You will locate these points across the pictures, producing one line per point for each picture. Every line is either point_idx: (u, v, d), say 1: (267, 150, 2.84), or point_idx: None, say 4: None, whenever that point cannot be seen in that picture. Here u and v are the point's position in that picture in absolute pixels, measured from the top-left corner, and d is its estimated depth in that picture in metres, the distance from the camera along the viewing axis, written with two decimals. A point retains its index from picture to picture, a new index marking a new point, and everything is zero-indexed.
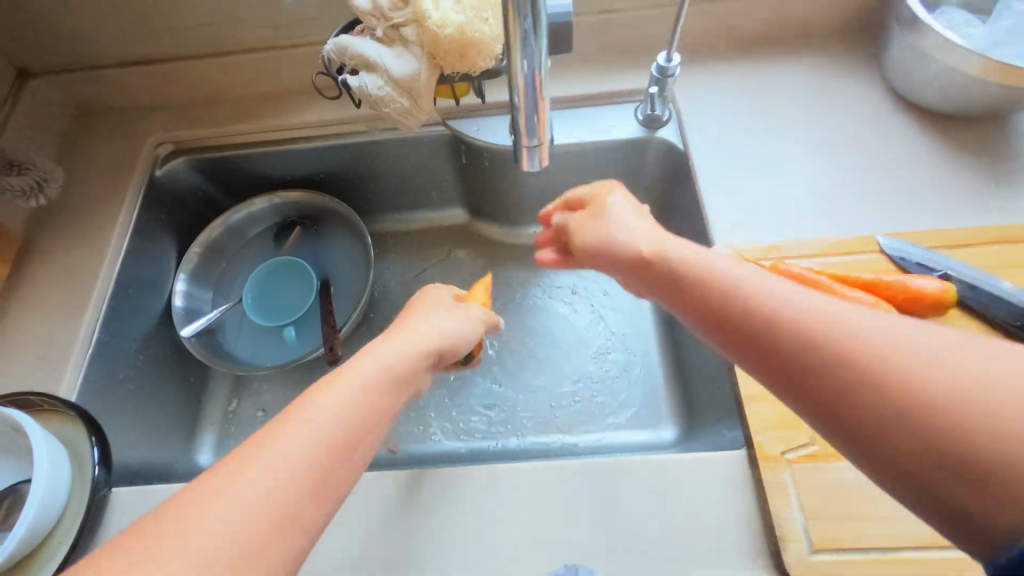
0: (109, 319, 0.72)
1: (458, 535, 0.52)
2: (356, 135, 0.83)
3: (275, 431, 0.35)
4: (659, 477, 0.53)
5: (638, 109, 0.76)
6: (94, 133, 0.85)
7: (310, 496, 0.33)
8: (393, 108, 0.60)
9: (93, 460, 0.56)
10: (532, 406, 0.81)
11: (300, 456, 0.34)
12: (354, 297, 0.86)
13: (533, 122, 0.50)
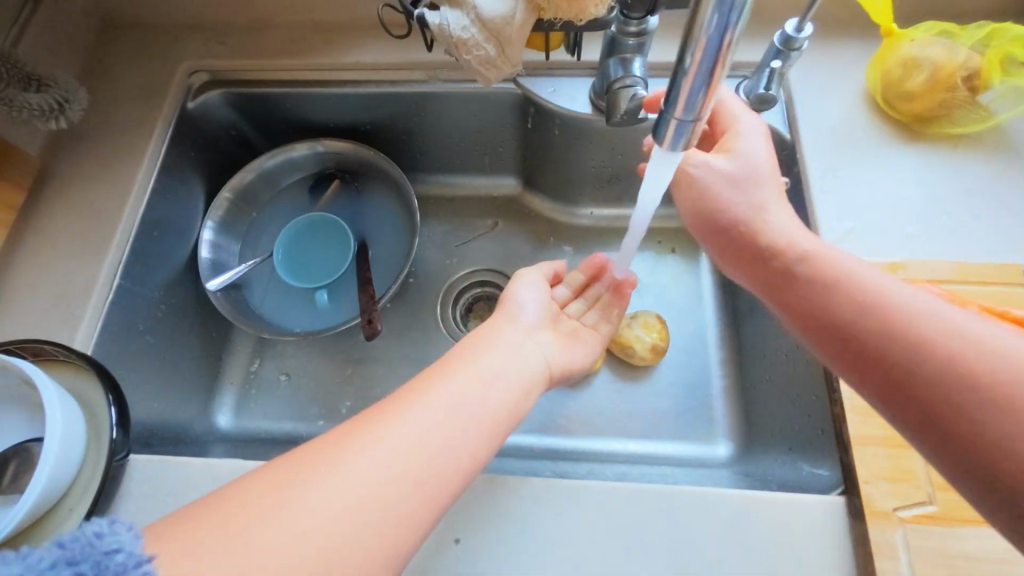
0: (131, 264, 0.65)
1: (509, 553, 0.47)
2: (413, 85, 0.73)
3: (352, 437, 0.40)
4: (740, 516, 0.47)
5: (743, 86, 0.64)
6: (121, 51, 0.76)
7: (360, 524, 0.36)
8: (475, 56, 0.51)
9: (110, 420, 0.50)
10: (574, 402, 0.74)
11: (360, 478, 0.38)
12: (394, 266, 0.78)
13: (696, 92, 0.30)
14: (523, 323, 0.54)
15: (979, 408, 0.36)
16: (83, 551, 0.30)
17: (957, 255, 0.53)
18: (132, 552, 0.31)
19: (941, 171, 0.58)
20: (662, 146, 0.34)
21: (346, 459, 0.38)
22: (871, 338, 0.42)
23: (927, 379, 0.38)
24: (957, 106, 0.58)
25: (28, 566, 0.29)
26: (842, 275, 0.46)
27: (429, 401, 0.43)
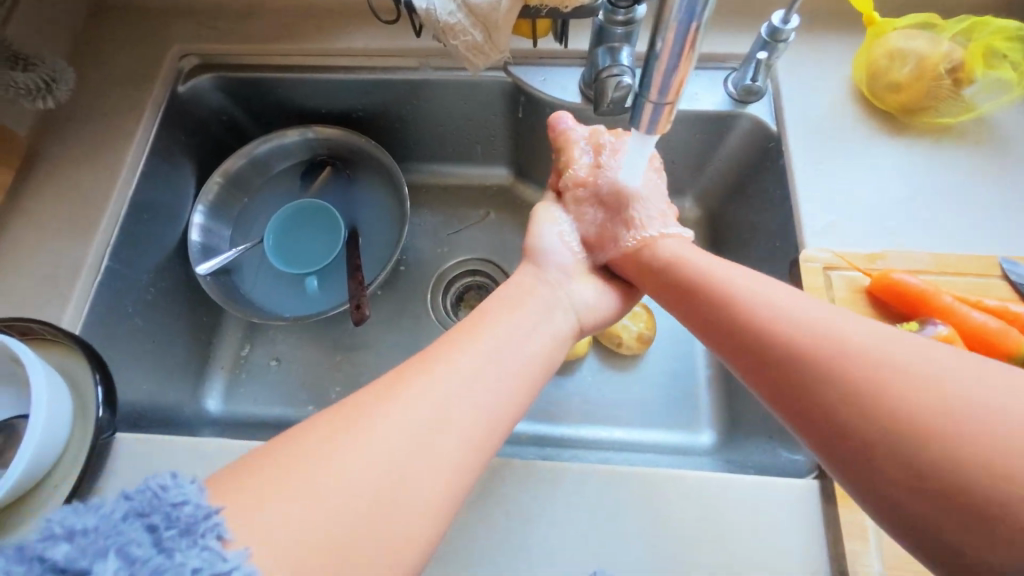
0: (120, 247, 0.65)
1: (491, 534, 0.48)
2: (405, 72, 0.74)
3: (348, 431, 0.37)
4: (716, 498, 0.48)
5: (730, 78, 0.65)
6: (111, 34, 0.75)
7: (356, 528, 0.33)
8: (462, 41, 0.52)
9: (96, 399, 0.50)
10: (561, 391, 0.75)
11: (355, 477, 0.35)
12: (384, 254, 0.79)
13: (669, 74, 0.31)
14: (548, 270, 0.57)
15: (903, 468, 0.32)
16: (151, 503, 0.30)
17: (937, 247, 0.54)
18: (199, 505, 0.31)
19: (924, 164, 0.58)
20: (639, 129, 0.35)
21: (366, 440, 0.36)
22: (793, 365, 0.38)
23: (847, 418, 0.34)
24: (941, 98, 0.58)
25: (103, 519, 0.29)
26: (768, 306, 0.43)
27: (451, 377, 0.42)
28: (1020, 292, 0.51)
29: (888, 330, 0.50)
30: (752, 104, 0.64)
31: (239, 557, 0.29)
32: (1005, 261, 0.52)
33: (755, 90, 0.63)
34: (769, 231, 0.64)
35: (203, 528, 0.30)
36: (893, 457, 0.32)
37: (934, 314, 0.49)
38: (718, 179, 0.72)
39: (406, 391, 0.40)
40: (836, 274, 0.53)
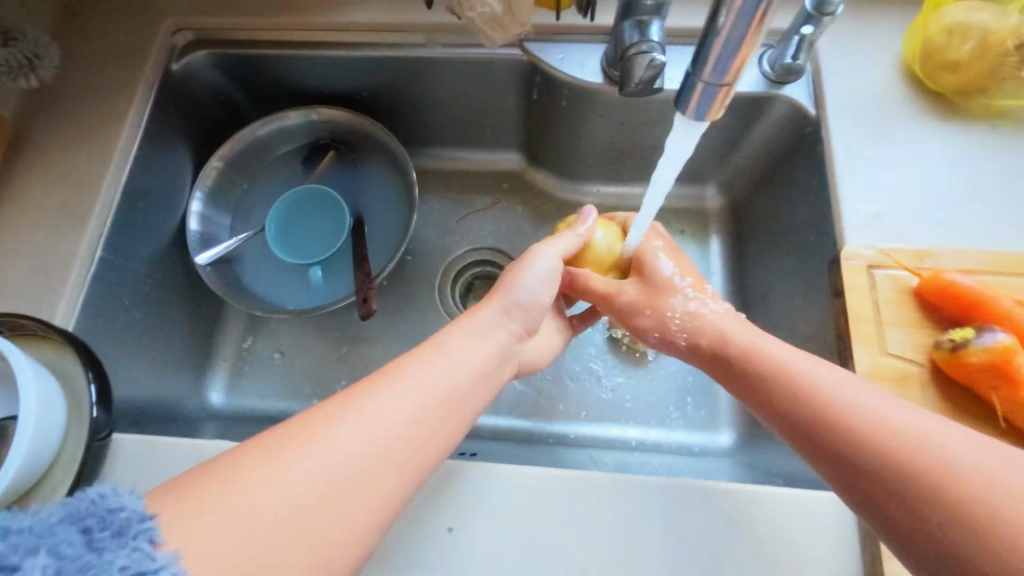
0: (115, 236, 0.62)
1: (508, 547, 0.45)
2: (413, 49, 0.69)
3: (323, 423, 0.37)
4: (745, 511, 0.45)
5: (767, 55, 0.60)
6: (101, 6, 0.71)
7: (314, 512, 0.33)
8: (479, 13, 0.47)
9: (90, 399, 0.48)
10: (575, 386, 0.71)
11: (311, 472, 0.34)
12: (391, 242, 0.75)
13: (731, 49, 0.28)
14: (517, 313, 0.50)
15: (926, 531, 0.33)
16: (87, 509, 0.30)
17: (991, 244, 0.50)
18: (135, 509, 0.31)
19: (977, 152, 0.54)
20: (683, 113, 0.32)
21: (290, 463, 0.35)
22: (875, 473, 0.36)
23: (880, 483, 0.35)
24: (1007, 77, 0.53)
25: (38, 521, 0.29)
26: (792, 367, 0.43)
27: (387, 403, 0.39)
28: None
29: (937, 335, 0.46)
30: (789, 85, 0.59)
31: (167, 559, 0.29)
32: None
33: (794, 70, 0.58)
34: (803, 223, 0.59)
35: (135, 531, 0.30)
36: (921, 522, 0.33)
37: (990, 319, 0.45)
38: (745, 167, 0.68)
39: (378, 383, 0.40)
40: (880, 272, 0.49)
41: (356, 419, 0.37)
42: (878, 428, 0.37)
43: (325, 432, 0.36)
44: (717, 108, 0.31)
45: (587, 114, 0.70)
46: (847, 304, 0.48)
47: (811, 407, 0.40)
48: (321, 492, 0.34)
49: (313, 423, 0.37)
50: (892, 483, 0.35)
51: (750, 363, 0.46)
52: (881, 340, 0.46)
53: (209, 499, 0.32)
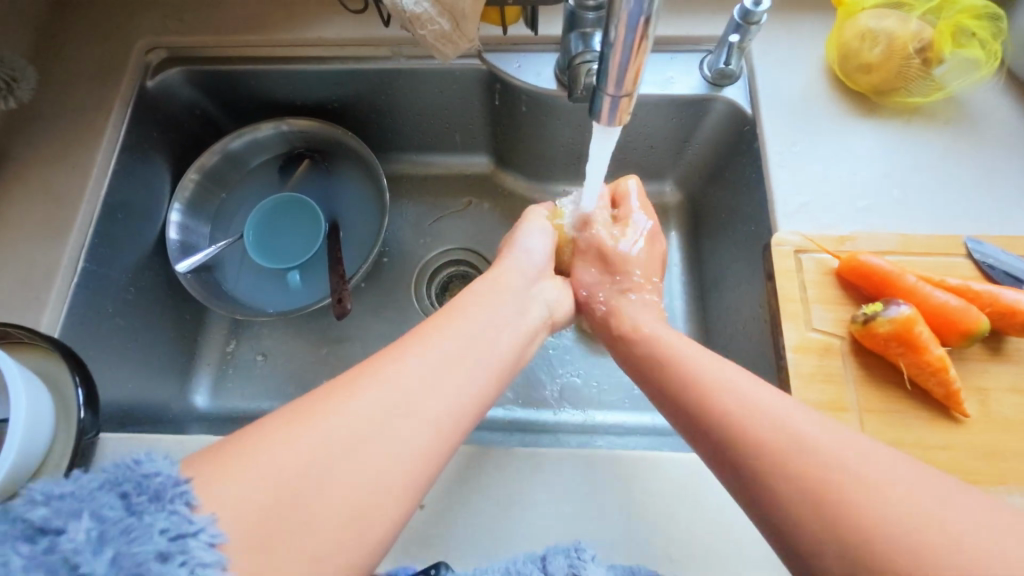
0: (96, 247, 0.65)
1: (476, 520, 0.49)
2: (378, 62, 0.73)
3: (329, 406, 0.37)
4: (691, 476, 0.50)
5: (706, 61, 0.65)
6: (77, 27, 0.74)
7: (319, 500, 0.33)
8: (430, 31, 0.51)
9: (77, 402, 0.51)
10: (545, 375, 0.75)
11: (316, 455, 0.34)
12: (365, 244, 0.78)
13: (624, 65, 0.32)
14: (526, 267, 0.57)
15: (811, 540, 0.32)
16: (124, 474, 0.31)
17: (904, 228, 0.55)
18: (170, 474, 0.32)
19: (893, 144, 0.59)
20: (599, 120, 0.37)
21: (286, 449, 0.34)
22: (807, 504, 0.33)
23: (777, 490, 0.34)
24: (912, 77, 0.58)
25: (79, 486, 0.31)
26: (720, 380, 0.41)
27: (400, 380, 0.40)
28: (984, 271, 0.52)
29: (854, 310, 0.51)
30: (726, 88, 0.64)
31: (206, 521, 0.30)
32: (971, 240, 0.53)
33: (730, 74, 0.63)
34: (745, 215, 0.64)
35: (172, 494, 0.31)
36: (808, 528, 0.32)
37: (898, 294, 0.50)
38: (696, 163, 0.72)
39: (387, 367, 0.40)
40: (806, 256, 0.54)
41: (374, 384, 0.39)
42: (787, 434, 0.36)
43: (346, 395, 0.38)
44: (626, 115, 0.36)
45: (546, 119, 0.74)
46: (777, 285, 0.53)
47: (728, 416, 0.39)
48: (336, 463, 0.35)
49: (330, 394, 0.38)
50: (788, 489, 0.34)
51: (677, 374, 0.45)
52: (806, 316, 0.52)
53: (238, 461, 0.33)
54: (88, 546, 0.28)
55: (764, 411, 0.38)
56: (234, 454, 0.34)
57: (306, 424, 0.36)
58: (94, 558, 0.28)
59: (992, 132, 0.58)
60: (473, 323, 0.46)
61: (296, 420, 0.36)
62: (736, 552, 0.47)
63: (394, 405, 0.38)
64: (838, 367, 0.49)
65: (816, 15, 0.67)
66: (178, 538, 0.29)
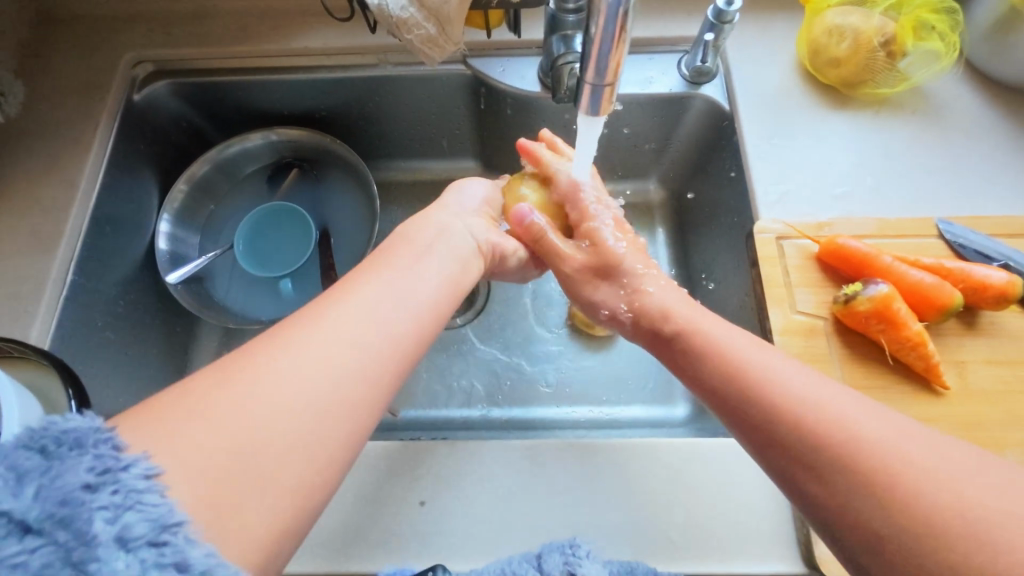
0: (85, 260, 0.65)
1: (478, 514, 0.49)
2: (365, 69, 0.74)
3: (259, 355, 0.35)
4: (688, 461, 0.51)
5: (683, 60, 0.67)
6: (63, 43, 0.74)
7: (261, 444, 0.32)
8: (416, 35, 0.53)
9: (71, 414, 0.51)
10: (540, 372, 0.76)
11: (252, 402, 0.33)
12: (357, 250, 0.79)
13: (605, 55, 0.34)
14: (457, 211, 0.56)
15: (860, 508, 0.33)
16: (34, 430, 0.28)
17: (879, 212, 0.57)
18: (90, 421, 0.28)
19: (864, 134, 0.62)
20: (583, 111, 0.39)
21: (223, 398, 0.32)
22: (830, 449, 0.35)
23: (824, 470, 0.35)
24: (878, 70, 0.61)
25: None
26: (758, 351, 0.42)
27: (336, 325, 0.38)
28: (956, 250, 0.54)
29: (836, 292, 0.53)
30: (704, 85, 0.66)
31: (135, 457, 0.28)
32: (942, 222, 0.55)
33: (706, 71, 0.66)
34: (727, 207, 0.65)
35: (94, 439, 0.28)
36: (854, 507, 0.33)
37: (876, 274, 0.52)
38: (679, 159, 0.74)
39: (318, 315, 0.38)
40: (787, 242, 0.56)
41: (298, 341, 0.36)
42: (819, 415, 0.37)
43: (270, 353, 0.35)
44: (609, 105, 0.38)
45: (532, 120, 0.76)
46: (761, 272, 0.55)
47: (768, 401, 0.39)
48: (279, 409, 0.33)
49: (259, 349, 0.36)
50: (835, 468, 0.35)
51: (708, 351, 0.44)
52: (791, 300, 0.53)
53: (165, 418, 0.31)
54: (7, 488, 0.26)
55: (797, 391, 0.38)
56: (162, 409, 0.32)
57: (239, 378, 0.33)
58: (14, 499, 0.25)
59: (956, 120, 0.61)
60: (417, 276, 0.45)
61: (228, 375, 0.34)
62: (733, 535, 0.47)
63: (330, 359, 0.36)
64: (824, 347, 0.51)
65: (785, 15, 0.70)
66: (105, 474, 0.27)
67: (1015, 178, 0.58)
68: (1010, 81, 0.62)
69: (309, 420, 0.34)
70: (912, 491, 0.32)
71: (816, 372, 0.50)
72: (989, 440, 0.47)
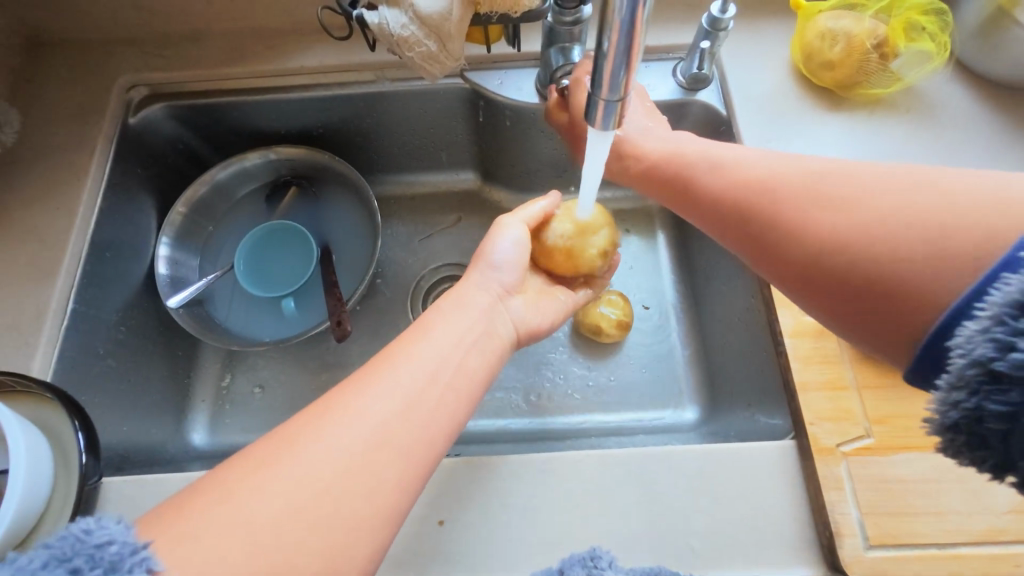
0: (84, 288, 0.64)
1: (498, 533, 0.49)
2: (362, 86, 0.74)
3: (352, 392, 0.39)
4: (704, 469, 0.50)
5: (678, 67, 0.68)
6: (54, 70, 0.74)
7: (332, 482, 0.34)
8: (417, 52, 0.53)
9: (78, 447, 0.49)
10: (545, 381, 0.75)
11: (318, 466, 0.35)
12: (360, 266, 0.78)
13: (617, 71, 0.34)
14: (496, 284, 0.52)
15: (897, 273, 0.36)
16: (74, 547, 0.30)
17: None
18: (126, 540, 0.30)
19: (860, 134, 0.62)
20: (593, 125, 0.39)
21: (288, 457, 0.35)
22: (827, 243, 0.40)
23: (851, 259, 0.39)
24: (872, 71, 0.62)
25: (17, 569, 0.28)
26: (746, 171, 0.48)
27: (420, 361, 0.42)
28: None
29: None
30: (700, 91, 0.67)
31: (118, 531, 0.30)
32: None
33: (703, 77, 0.66)
34: None
35: (130, 562, 0.29)
36: (895, 265, 0.36)
37: None
38: None
39: (401, 344, 0.44)
40: None
41: (384, 378, 0.40)
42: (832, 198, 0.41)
43: (358, 394, 0.39)
44: (619, 115, 0.38)
45: (530, 130, 0.76)
46: None
47: (774, 227, 0.44)
48: (341, 459, 0.35)
49: (344, 395, 0.39)
50: (879, 261, 0.37)
51: (726, 201, 0.49)
52: None
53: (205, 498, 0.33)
54: None
55: (816, 187, 0.43)
56: (230, 520, 0.32)
57: (324, 425, 0.37)
58: None
59: (950, 118, 0.62)
60: (453, 340, 0.45)
61: (286, 447, 0.36)
62: (758, 542, 0.47)
63: (378, 435, 0.37)
64: (835, 348, 0.54)
65: (778, 20, 0.71)
66: None
67: (1010, 173, 0.59)
68: (999, 77, 0.63)
69: (358, 446, 0.36)
70: (927, 223, 0.36)
71: (828, 372, 0.53)
72: None
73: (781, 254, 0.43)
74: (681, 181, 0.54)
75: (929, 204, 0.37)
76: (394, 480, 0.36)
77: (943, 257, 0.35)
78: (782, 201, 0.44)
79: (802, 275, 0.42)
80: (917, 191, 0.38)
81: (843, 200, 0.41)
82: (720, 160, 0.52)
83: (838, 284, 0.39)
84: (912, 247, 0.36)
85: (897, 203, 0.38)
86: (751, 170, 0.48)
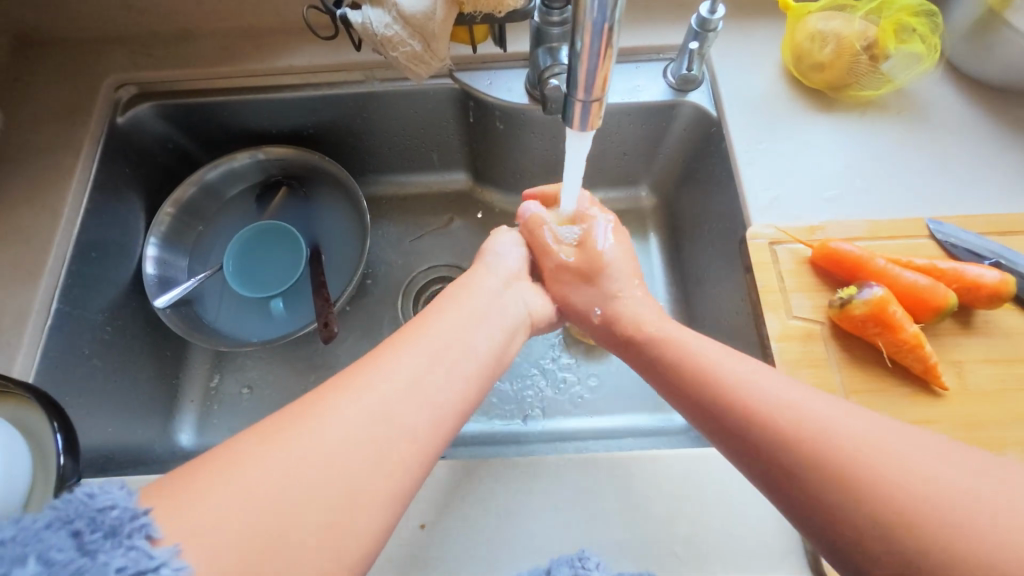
0: (70, 287, 0.64)
1: (481, 537, 0.48)
2: (351, 86, 0.73)
3: (336, 394, 0.37)
4: (689, 474, 0.50)
5: (668, 68, 0.68)
6: (42, 69, 0.73)
7: (314, 484, 0.32)
8: (402, 52, 0.53)
9: (56, 448, 0.49)
10: (534, 383, 0.75)
11: (298, 463, 0.33)
12: (349, 267, 0.78)
13: (592, 71, 0.34)
14: (502, 271, 0.57)
15: (857, 522, 0.32)
16: (76, 510, 0.28)
17: (868, 213, 0.58)
18: (128, 506, 0.29)
19: (851, 136, 0.62)
20: (572, 127, 0.38)
21: (266, 456, 0.33)
22: (799, 462, 0.35)
23: (817, 501, 0.34)
24: (862, 73, 0.62)
25: (22, 528, 0.27)
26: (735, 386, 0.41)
27: (411, 362, 0.41)
28: (947, 250, 0.54)
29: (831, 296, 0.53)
30: (691, 92, 0.67)
31: (122, 495, 0.30)
32: (932, 222, 0.56)
33: (693, 78, 0.65)
34: (719, 213, 0.65)
35: (130, 528, 0.29)
36: (870, 514, 0.31)
37: (870, 276, 0.52)
38: (669, 167, 0.74)
39: (389, 345, 0.43)
40: (781, 247, 0.56)
41: (373, 379, 0.39)
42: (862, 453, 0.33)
43: (344, 394, 0.37)
44: (597, 116, 0.38)
45: (520, 131, 0.75)
46: (756, 279, 0.55)
47: (747, 419, 0.39)
48: (325, 456, 0.34)
49: (329, 394, 0.37)
50: (847, 497, 0.32)
51: (697, 379, 0.43)
52: (786, 305, 0.54)
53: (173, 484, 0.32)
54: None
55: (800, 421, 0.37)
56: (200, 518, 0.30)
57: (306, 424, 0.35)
58: None
59: (941, 120, 0.62)
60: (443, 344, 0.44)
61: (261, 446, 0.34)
62: (743, 548, 0.47)
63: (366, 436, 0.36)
64: (822, 352, 0.51)
65: (770, 22, 0.70)
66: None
67: (1001, 176, 0.59)
68: (990, 79, 0.63)
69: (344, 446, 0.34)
70: (915, 491, 0.31)
71: None
72: (990, 440, 0.47)
73: (745, 441, 0.38)
74: (645, 351, 0.50)
75: (917, 480, 0.31)
76: (380, 482, 0.35)
77: (919, 529, 0.30)
78: (758, 399, 0.39)
79: (766, 472, 0.37)
80: (923, 473, 0.32)
81: (823, 426, 0.36)
82: (699, 357, 0.45)
83: (797, 491, 0.35)
84: (882, 511, 0.31)
85: (887, 463, 0.33)
86: (740, 390, 0.41)
